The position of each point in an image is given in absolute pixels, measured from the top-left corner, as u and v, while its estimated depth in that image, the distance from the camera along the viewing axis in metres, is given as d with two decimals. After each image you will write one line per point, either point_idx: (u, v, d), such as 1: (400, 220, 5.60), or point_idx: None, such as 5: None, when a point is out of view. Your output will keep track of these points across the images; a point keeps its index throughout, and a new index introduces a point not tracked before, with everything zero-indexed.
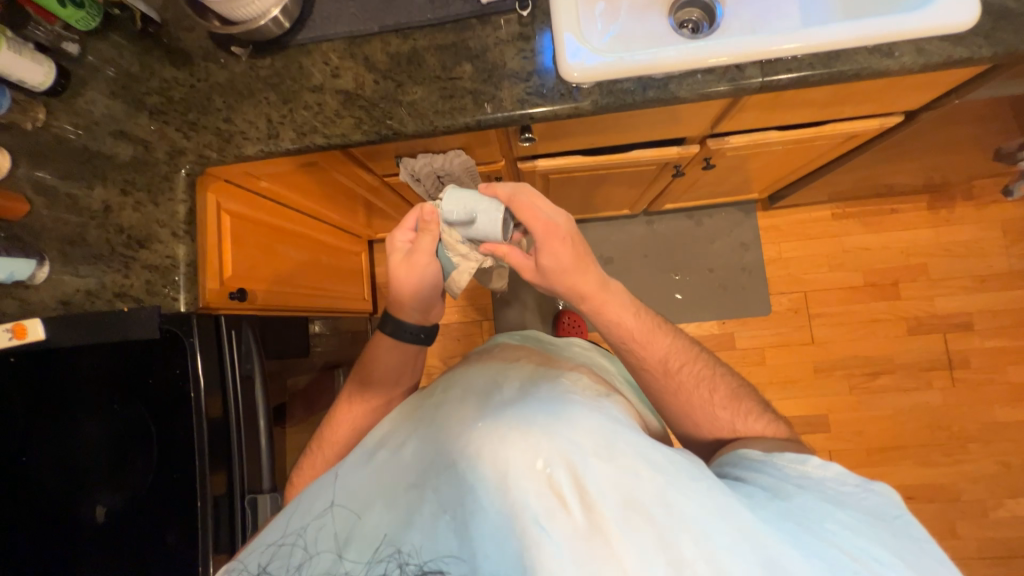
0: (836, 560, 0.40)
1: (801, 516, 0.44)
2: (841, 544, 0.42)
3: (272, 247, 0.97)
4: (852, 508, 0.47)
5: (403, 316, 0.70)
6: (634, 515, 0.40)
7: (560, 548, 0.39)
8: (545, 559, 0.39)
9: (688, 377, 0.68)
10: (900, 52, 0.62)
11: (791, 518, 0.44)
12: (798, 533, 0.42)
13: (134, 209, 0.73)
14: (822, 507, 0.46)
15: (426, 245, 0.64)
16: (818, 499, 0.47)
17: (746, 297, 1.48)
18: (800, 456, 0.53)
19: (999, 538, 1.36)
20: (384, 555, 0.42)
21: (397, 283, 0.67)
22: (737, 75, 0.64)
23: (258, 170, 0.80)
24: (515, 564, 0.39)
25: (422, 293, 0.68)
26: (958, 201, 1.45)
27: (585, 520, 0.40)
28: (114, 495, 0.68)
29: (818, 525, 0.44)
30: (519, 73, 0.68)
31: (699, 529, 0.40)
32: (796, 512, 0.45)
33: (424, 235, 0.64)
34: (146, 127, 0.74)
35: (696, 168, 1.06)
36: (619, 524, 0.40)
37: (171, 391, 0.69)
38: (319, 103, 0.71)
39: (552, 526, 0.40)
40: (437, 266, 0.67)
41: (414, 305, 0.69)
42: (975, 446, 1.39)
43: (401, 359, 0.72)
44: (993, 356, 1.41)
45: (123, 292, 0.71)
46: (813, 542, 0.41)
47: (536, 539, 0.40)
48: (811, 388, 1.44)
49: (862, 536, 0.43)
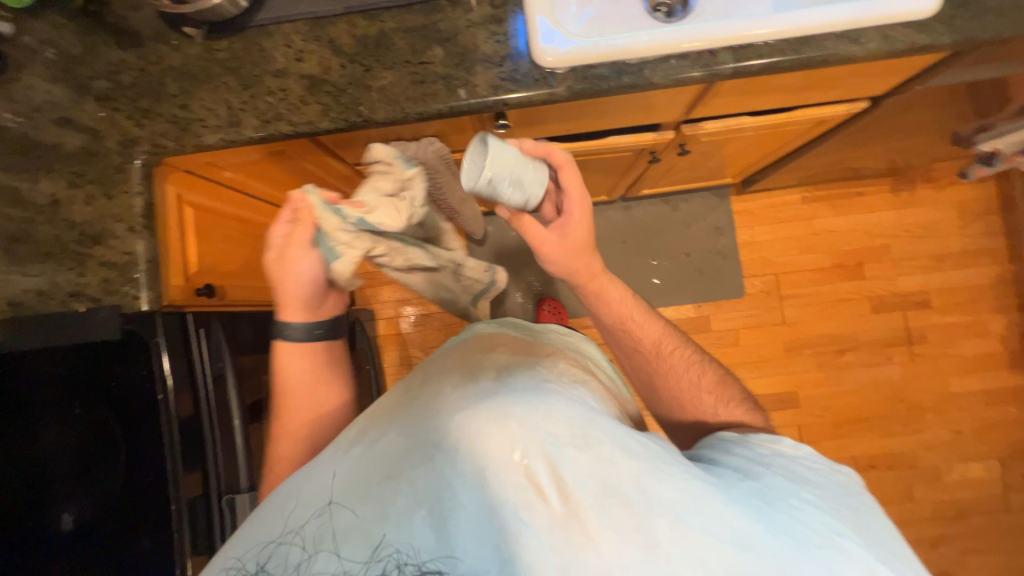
0: (800, 535, 0.43)
1: (770, 494, 0.46)
2: (805, 520, 0.44)
3: (237, 240, 0.93)
4: (816, 485, 0.49)
5: (289, 315, 0.70)
6: (611, 502, 0.41)
7: (539, 537, 0.40)
8: (524, 548, 0.40)
9: (678, 360, 0.70)
10: (866, 39, 0.63)
11: (761, 497, 0.46)
12: (768, 511, 0.44)
13: (87, 203, 0.68)
14: (790, 485, 0.48)
15: (300, 237, 0.65)
16: (785, 475, 0.50)
17: (721, 281, 1.51)
18: (774, 437, 0.56)
19: (951, 499, 1.46)
20: (383, 555, 0.42)
21: (277, 279, 0.68)
22: (710, 61, 0.63)
23: (221, 160, 0.77)
24: (495, 555, 0.40)
25: (300, 290, 0.68)
26: (918, 182, 1.51)
27: (562, 509, 0.41)
28: (82, 503, 0.66)
29: (785, 501, 0.46)
30: (491, 58, 0.66)
31: (673, 512, 0.41)
32: (765, 489, 0.47)
33: (300, 225, 0.65)
34: (94, 115, 0.69)
35: (672, 154, 1.06)
36: (595, 511, 0.41)
37: (138, 392, 0.67)
38: (283, 88, 0.68)
39: (530, 517, 0.41)
40: (315, 256, 0.66)
41: (298, 303, 0.69)
42: (931, 415, 1.48)
43: (301, 364, 0.72)
44: (948, 331, 1.49)
45: (79, 292, 0.66)
46: (780, 520, 0.44)
47: (515, 529, 0.41)
48: (782, 366, 1.50)
49: (826, 512, 0.46)
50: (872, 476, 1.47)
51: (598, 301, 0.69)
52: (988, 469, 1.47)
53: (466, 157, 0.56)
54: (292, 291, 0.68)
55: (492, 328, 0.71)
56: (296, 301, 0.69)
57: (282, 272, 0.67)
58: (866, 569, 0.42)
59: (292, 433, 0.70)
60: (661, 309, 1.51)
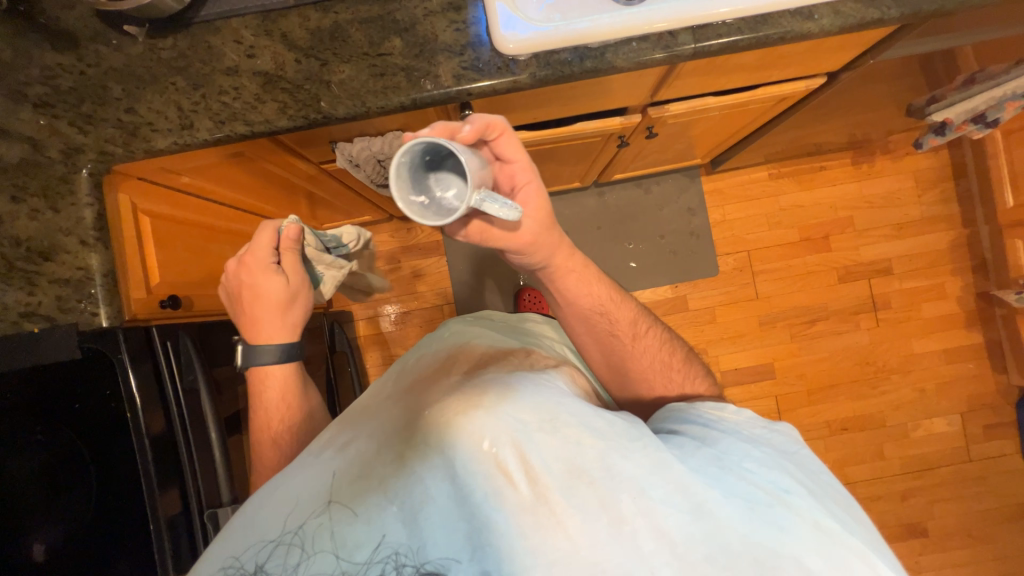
0: (751, 496, 0.45)
1: (725, 460, 0.48)
2: (757, 481, 0.46)
3: (200, 246, 0.90)
4: (766, 445, 0.52)
5: (281, 339, 0.69)
6: (578, 482, 0.42)
7: (509, 522, 0.41)
8: (495, 534, 0.41)
9: (648, 342, 0.71)
10: (819, 15, 0.64)
11: (716, 464, 0.47)
12: (721, 477, 0.46)
13: (32, 217, 0.63)
14: (743, 448, 0.50)
15: (293, 263, 0.69)
16: (738, 441, 0.51)
17: (696, 260, 1.54)
18: (718, 404, 0.58)
19: (918, 454, 1.55)
20: (382, 556, 0.41)
21: (264, 307, 0.67)
22: (671, 42, 0.64)
23: (177, 165, 0.74)
24: (467, 544, 0.41)
25: (291, 309, 0.69)
26: (877, 154, 1.56)
27: (531, 493, 0.41)
28: (56, 529, 0.64)
29: (739, 465, 0.48)
30: (452, 47, 0.65)
31: (637, 487, 0.42)
32: (720, 456, 0.49)
33: (285, 252, 0.69)
34: (32, 123, 0.65)
35: (640, 137, 1.07)
36: (564, 493, 0.41)
37: (103, 411, 0.65)
38: (236, 87, 0.65)
39: (500, 503, 0.41)
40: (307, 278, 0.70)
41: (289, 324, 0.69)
42: (897, 376, 1.55)
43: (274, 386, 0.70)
44: (909, 296, 1.56)
45: (30, 312, 0.62)
46: (732, 484, 0.45)
47: (486, 517, 0.41)
48: (758, 339, 1.54)
49: (775, 470, 0.48)
50: (845, 438, 1.54)
51: (574, 287, 0.66)
52: (950, 423, 1.56)
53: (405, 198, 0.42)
54: (287, 319, 0.69)
55: (466, 326, 0.71)
56: (288, 323, 0.69)
57: (281, 302, 0.67)
58: (814, 523, 0.44)
59: (274, 434, 0.69)
60: (639, 292, 1.53)
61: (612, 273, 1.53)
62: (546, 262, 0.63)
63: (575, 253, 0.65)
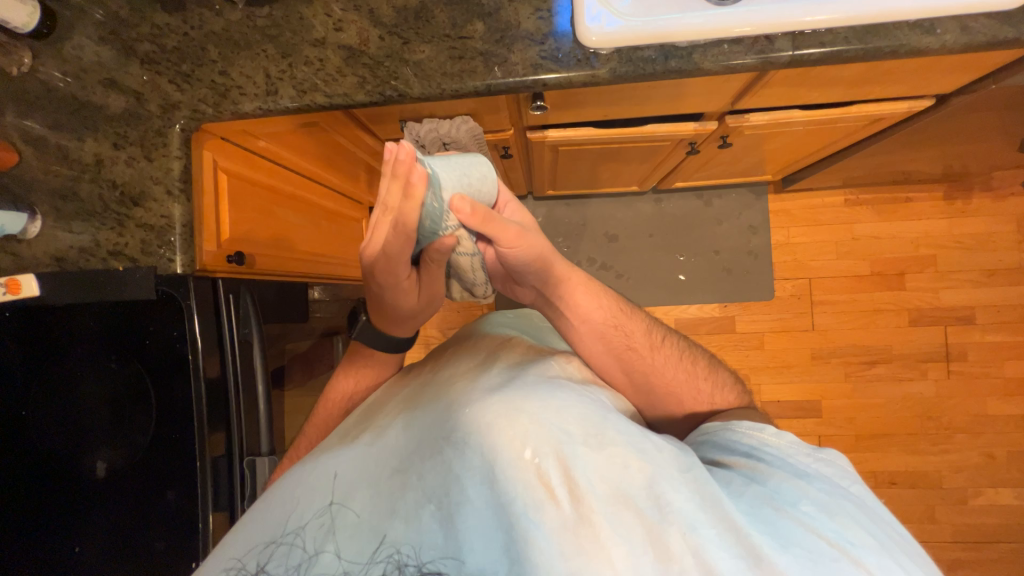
0: (814, 546, 0.41)
1: (777, 499, 0.45)
2: (818, 527, 0.43)
3: (269, 209, 0.95)
4: (823, 482, 0.47)
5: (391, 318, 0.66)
6: (622, 507, 0.42)
7: (549, 539, 0.40)
8: (532, 550, 0.40)
9: (669, 353, 0.69)
10: (943, 29, 0.58)
11: (770, 505, 0.44)
12: (776, 520, 0.43)
13: (128, 164, 0.68)
14: (797, 486, 0.47)
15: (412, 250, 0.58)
16: (788, 476, 0.48)
17: (750, 282, 1.46)
18: (758, 424, 0.55)
19: (975, 525, 1.41)
20: (383, 555, 0.41)
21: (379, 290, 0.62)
22: (766, 47, 0.59)
23: (257, 129, 0.78)
24: (503, 556, 0.40)
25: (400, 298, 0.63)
26: (975, 192, 1.41)
27: (573, 512, 0.41)
28: (114, 453, 0.70)
29: (794, 507, 0.44)
30: (533, 36, 0.64)
31: (686, 521, 0.41)
32: (771, 495, 0.46)
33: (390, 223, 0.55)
34: (137, 77, 0.69)
35: (712, 146, 1.02)
36: (606, 516, 0.41)
37: (169, 352, 0.69)
38: (320, 59, 0.67)
39: (540, 518, 0.41)
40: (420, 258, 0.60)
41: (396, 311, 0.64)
42: (962, 437, 1.41)
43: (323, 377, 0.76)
44: (990, 351, 1.42)
45: (118, 251, 0.68)
46: (792, 530, 0.42)
47: (524, 530, 0.41)
48: (807, 374, 1.45)
49: (838, 516, 0.44)
50: (892, 493, 1.42)
51: (581, 300, 0.66)
52: (1019, 496, 1.40)
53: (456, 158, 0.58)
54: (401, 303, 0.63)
55: (505, 325, 0.71)
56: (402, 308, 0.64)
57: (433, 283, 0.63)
58: None
59: None
60: (684, 307, 1.48)
61: (658, 284, 1.49)
62: (551, 268, 0.63)
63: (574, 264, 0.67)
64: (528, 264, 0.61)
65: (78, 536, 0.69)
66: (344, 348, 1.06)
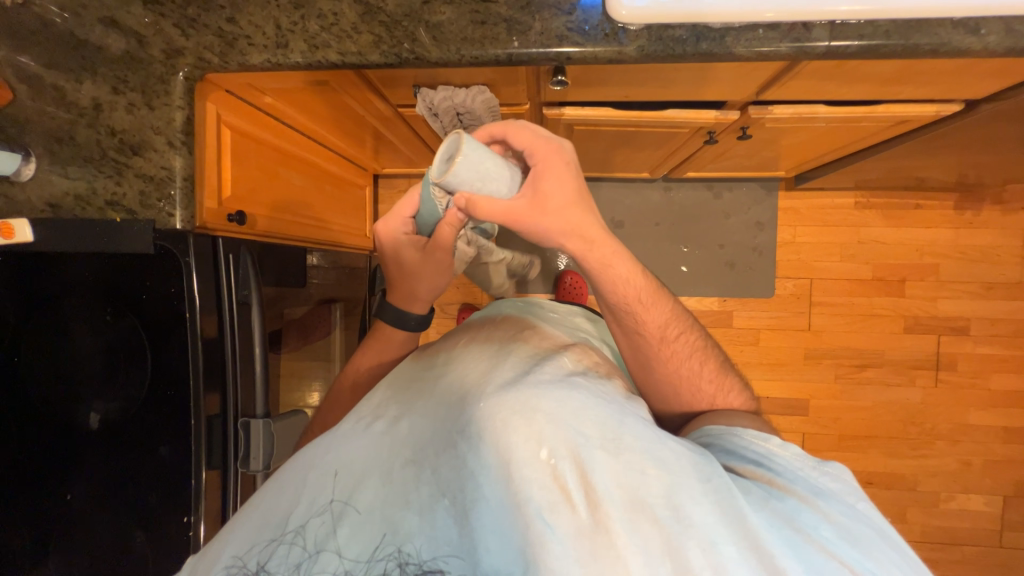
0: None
1: (797, 519, 0.45)
2: (837, 553, 0.43)
3: (272, 169, 0.93)
4: (835, 500, 0.48)
5: (415, 307, 0.72)
6: (639, 515, 0.42)
7: (564, 544, 0.40)
8: (545, 553, 0.40)
9: (681, 348, 0.69)
10: (987, 30, 0.55)
11: (792, 526, 0.44)
12: (798, 544, 0.43)
13: (128, 111, 0.65)
14: (812, 505, 0.47)
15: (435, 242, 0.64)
16: (806, 494, 0.49)
17: (752, 279, 1.46)
18: (764, 434, 0.57)
19: (943, 526, 1.46)
20: (384, 553, 0.42)
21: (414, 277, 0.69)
22: (802, 36, 0.57)
23: (262, 83, 0.74)
24: (517, 557, 0.41)
25: (431, 285, 0.70)
26: (985, 203, 1.40)
27: (589, 518, 0.41)
28: (108, 405, 0.70)
29: (817, 532, 0.44)
30: (560, 4, 0.60)
31: (707, 536, 0.42)
32: (793, 514, 0.46)
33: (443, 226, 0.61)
34: (139, 18, 0.64)
35: (731, 136, 0.99)
36: (623, 523, 0.41)
37: (165, 309, 0.68)
38: (335, 13, 0.63)
39: (554, 521, 0.41)
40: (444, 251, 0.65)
41: (426, 297, 0.71)
42: (942, 443, 1.45)
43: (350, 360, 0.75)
44: (981, 362, 1.43)
45: (114, 202, 0.66)
46: (813, 555, 0.42)
47: (537, 532, 0.41)
48: (799, 372, 1.47)
49: (858, 548, 0.44)
50: (868, 492, 1.46)
51: (602, 281, 0.61)
52: (989, 503, 1.45)
53: (501, 169, 0.54)
54: (433, 284, 0.70)
55: (519, 313, 0.70)
56: (430, 295, 0.71)
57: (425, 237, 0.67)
58: None
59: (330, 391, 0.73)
60: (684, 298, 1.48)
61: (659, 274, 1.48)
62: (559, 249, 0.58)
63: (603, 237, 0.58)
64: (558, 233, 0.56)
65: (70, 483, 0.70)
66: (341, 317, 1.06)
